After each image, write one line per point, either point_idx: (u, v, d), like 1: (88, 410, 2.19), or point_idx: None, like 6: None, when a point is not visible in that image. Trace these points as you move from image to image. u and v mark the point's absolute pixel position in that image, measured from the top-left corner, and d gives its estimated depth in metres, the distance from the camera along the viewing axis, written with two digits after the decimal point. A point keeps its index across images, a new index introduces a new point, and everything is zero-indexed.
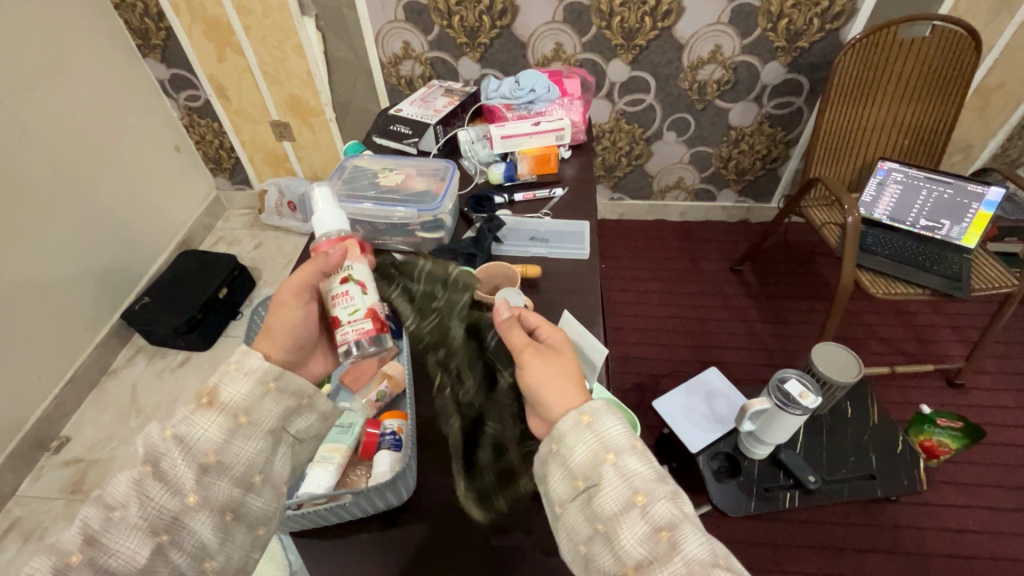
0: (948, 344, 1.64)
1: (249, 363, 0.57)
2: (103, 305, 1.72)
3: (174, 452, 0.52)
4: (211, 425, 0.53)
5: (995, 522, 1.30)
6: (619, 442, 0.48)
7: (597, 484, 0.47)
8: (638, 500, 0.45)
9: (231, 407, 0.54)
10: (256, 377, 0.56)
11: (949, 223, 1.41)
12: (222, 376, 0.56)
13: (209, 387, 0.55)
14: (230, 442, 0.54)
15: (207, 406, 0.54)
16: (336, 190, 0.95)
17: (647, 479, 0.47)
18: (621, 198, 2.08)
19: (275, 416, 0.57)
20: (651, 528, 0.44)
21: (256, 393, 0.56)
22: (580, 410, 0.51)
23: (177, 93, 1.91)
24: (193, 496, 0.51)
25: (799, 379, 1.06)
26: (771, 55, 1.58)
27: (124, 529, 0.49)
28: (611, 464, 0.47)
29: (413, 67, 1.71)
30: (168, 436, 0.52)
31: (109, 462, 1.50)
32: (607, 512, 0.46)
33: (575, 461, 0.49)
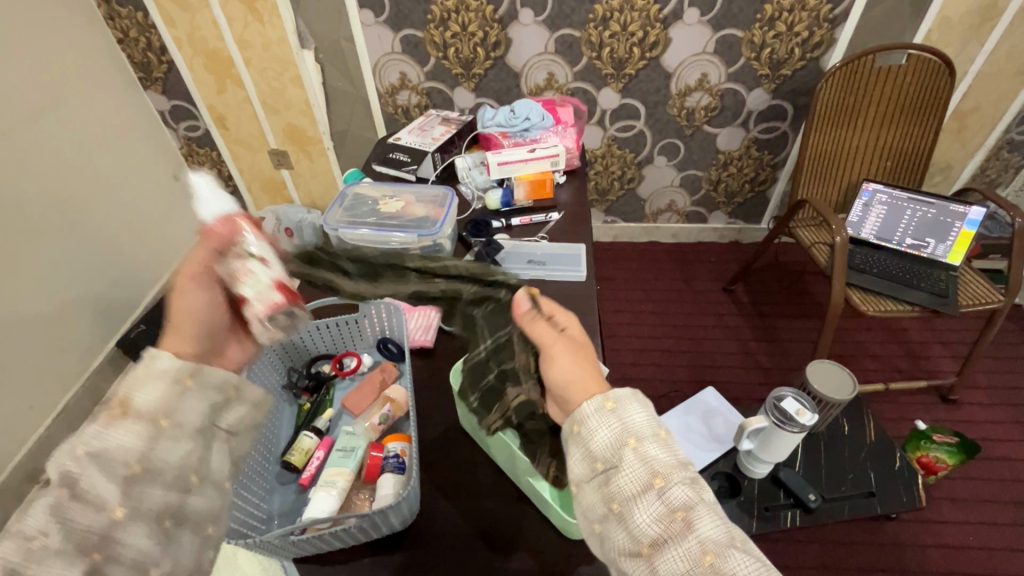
0: (939, 360, 1.67)
1: (160, 363, 0.52)
2: (98, 333, 1.72)
3: (90, 469, 0.45)
4: (130, 433, 0.47)
5: (995, 538, 1.30)
6: (640, 428, 0.46)
7: (617, 465, 0.45)
8: (657, 483, 0.44)
9: (146, 412, 0.49)
10: (169, 378, 0.51)
11: (934, 241, 1.45)
12: (132, 385, 0.50)
13: (118, 398, 0.49)
14: (155, 445, 0.48)
15: (121, 416, 0.48)
16: (337, 217, 0.97)
17: (667, 464, 0.45)
18: (614, 220, 2.12)
19: (198, 413, 0.52)
20: (666, 509, 0.43)
21: (173, 393, 0.51)
22: (604, 394, 0.49)
23: (177, 124, 1.95)
24: (121, 508, 0.45)
25: (795, 396, 1.07)
26: (756, 82, 1.64)
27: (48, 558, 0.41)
28: (632, 448, 0.45)
29: (409, 96, 1.75)
30: (83, 454, 0.45)
31: None
32: (624, 492, 0.44)
33: (595, 444, 0.47)
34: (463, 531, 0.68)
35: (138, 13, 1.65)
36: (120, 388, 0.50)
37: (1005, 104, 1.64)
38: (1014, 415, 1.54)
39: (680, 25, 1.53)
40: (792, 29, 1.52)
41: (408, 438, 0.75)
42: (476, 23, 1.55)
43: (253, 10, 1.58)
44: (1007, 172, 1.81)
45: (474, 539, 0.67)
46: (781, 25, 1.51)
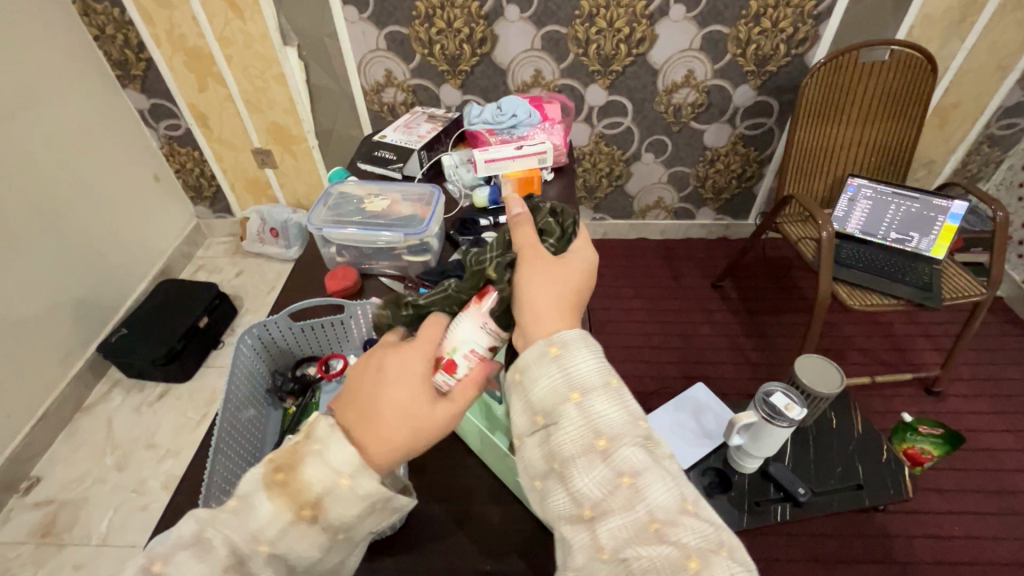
0: (924, 352, 1.69)
1: (364, 486, 0.48)
2: (78, 338, 1.68)
3: (264, 569, 0.47)
4: (312, 542, 0.48)
5: (980, 528, 1.32)
6: (586, 381, 0.48)
7: (558, 421, 0.47)
8: (600, 445, 0.46)
9: (332, 526, 0.49)
10: (369, 504, 0.49)
11: (918, 236, 1.47)
12: (331, 491, 0.48)
13: (312, 500, 0.48)
14: (322, 558, 0.50)
15: (308, 519, 0.48)
16: (322, 216, 0.95)
17: (614, 424, 0.46)
18: (603, 217, 2.12)
19: (367, 528, 0.52)
20: (613, 471, 0.45)
21: (363, 513, 0.49)
22: (548, 340, 0.50)
23: (157, 123, 1.91)
24: None
25: (785, 392, 1.08)
26: (742, 78, 1.65)
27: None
28: (575, 403, 0.47)
29: (395, 94, 1.73)
30: (264, 553, 0.47)
31: (83, 502, 1.44)
32: (566, 450, 0.47)
33: (536, 395, 0.49)
34: (454, 533, 0.67)
35: (114, 9, 1.61)
36: (321, 487, 0.48)
37: (986, 99, 1.66)
38: (997, 406, 1.56)
39: (666, 22, 1.53)
40: (777, 25, 1.52)
41: None
42: (462, 20, 1.54)
43: (234, 5, 1.55)
44: (988, 166, 1.84)
45: (464, 542, 0.66)
46: (766, 21, 1.51)
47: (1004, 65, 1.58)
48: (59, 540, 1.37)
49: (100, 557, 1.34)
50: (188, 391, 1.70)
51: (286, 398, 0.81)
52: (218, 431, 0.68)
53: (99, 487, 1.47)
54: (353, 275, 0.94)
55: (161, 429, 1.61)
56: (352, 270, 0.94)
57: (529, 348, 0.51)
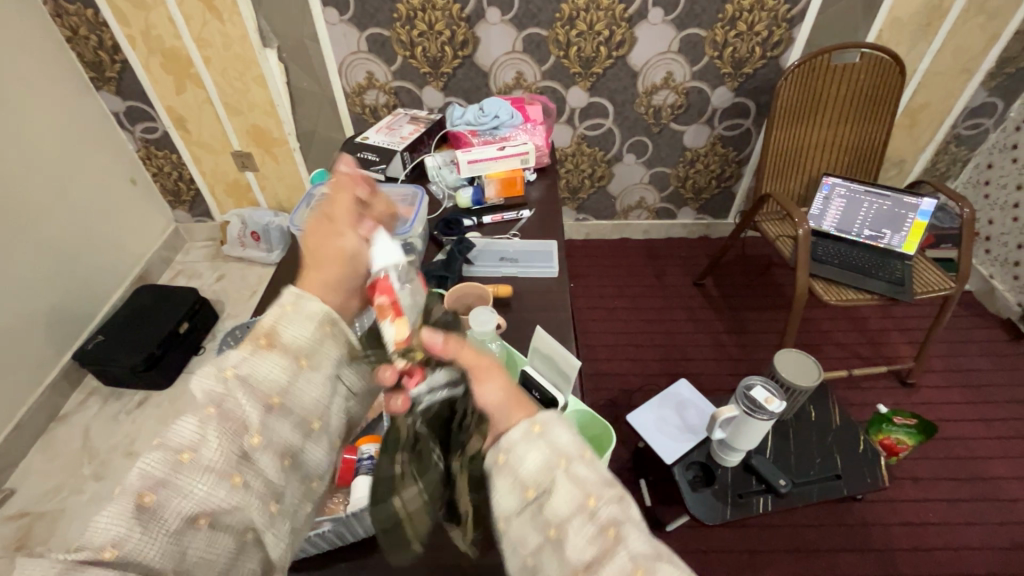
0: (898, 345, 1.74)
1: (308, 307, 0.54)
2: (53, 346, 1.64)
3: (238, 392, 0.48)
4: (274, 366, 0.50)
5: (952, 514, 1.36)
6: (570, 447, 0.42)
7: (547, 491, 0.40)
8: (589, 505, 0.39)
9: (293, 350, 0.52)
10: (316, 322, 0.54)
11: (890, 232, 1.51)
12: (280, 318, 0.52)
13: (265, 328, 0.52)
14: (294, 383, 0.51)
15: (267, 346, 0.51)
16: (303, 218, 0.94)
17: (599, 480, 0.40)
18: (586, 218, 2.14)
19: (333, 360, 0.54)
20: (597, 528, 0.38)
21: (318, 335, 0.53)
22: (530, 418, 0.43)
23: (134, 126, 1.88)
24: (257, 436, 0.47)
25: (764, 385, 1.10)
26: (719, 80, 1.68)
27: (193, 470, 0.44)
28: (562, 469, 0.41)
29: (377, 96, 1.73)
30: (231, 376, 0.48)
31: (60, 513, 1.41)
32: (557, 520, 0.39)
33: (524, 471, 0.41)
34: None
35: (87, 10, 1.58)
36: (271, 319, 0.52)
37: (952, 100, 1.72)
38: (968, 396, 1.61)
39: (645, 25, 1.55)
40: (753, 28, 1.56)
41: (382, 439, 0.71)
42: (443, 22, 1.54)
43: (211, 7, 1.54)
44: (956, 165, 1.91)
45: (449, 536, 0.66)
46: (742, 25, 1.55)
47: (968, 68, 1.64)
48: (34, 553, 1.34)
49: None
50: (168, 398, 1.68)
51: None
52: None
53: (76, 497, 1.44)
54: None
55: (141, 437, 1.58)
56: None
57: (510, 427, 0.43)
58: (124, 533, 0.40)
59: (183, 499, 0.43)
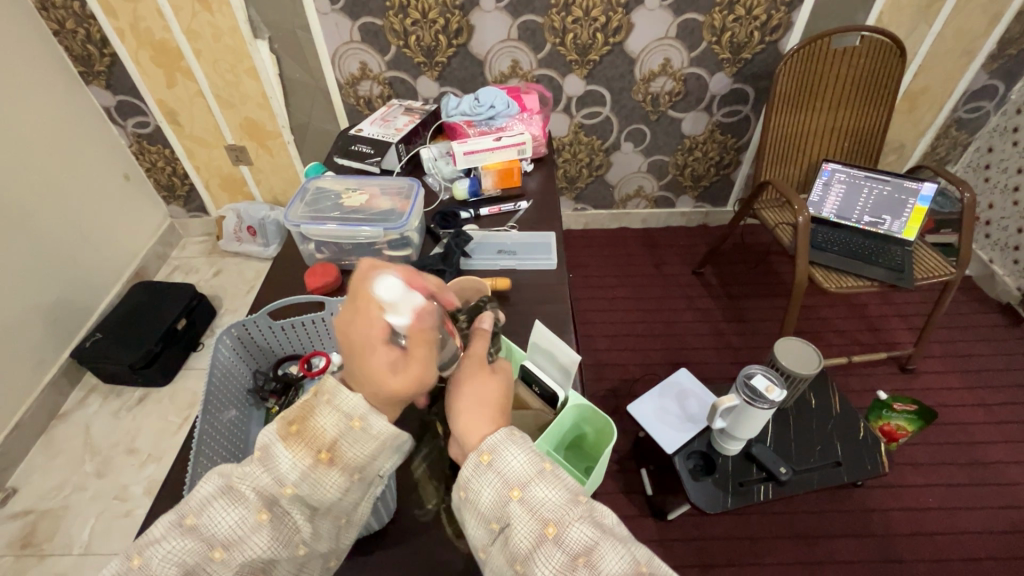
0: (898, 331, 1.74)
1: (376, 426, 0.49)
2: (51, 345, 1.63)
3: (289, 506, 0.47)
4: (330, 485, 0.48)
5: (951, 498, 1.37)
6: (521, 475, 0.47)
7: (509, 522, 0.46)
8: (550, 532, 0.44)
9: (351, 467, 0.49)
10: (380, 443, 0.49)
11: (890, 218, 1.50)
12: (344, 434, 0.48)
13: (330, 443, 0.48)
14: (343, 496, 0.49)
15: (326, 463, 0.48)
16: (299, 212, 0.89)
17: (557, 506, 0.46)
18: (584, 208, 2.13)
19: (386, 468, 0.52)
20: (567, 555, 0.43)
21: (376, 452, 0.50)
22: (478, 450, 0.49)
23: (125, 120, 1.85)
24: (298, 544, 0.48)
25: (765, 373, 1.10)
26: (718, 66, 1.66)
27: (225, 569, 0.45)
28: (517, 499, 0.46)
29: (371, 87, 1.71)
30: (287, 494, 0.47)
31: (63, 511, 1.41)
32: (522, 550, 0.44)
33: (485, 504, 0.47)
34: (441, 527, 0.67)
35: (74, 2, 1.55)
36: (334, 431, 0.48)
37: (952, 83, 1.70)
38: (967, 381, 1.62)
39: (643, 10, 1.52)
40: (751, 13, 1.53)
41: None
42: (437, 11, 1.52)
43: None
44: (955, 149, 1.90)
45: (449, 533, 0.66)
46: (740, 9, 1.52)
47: (969, 50, 1.62)
48: (39, 550, 1.34)
49: (82, 566, 1.31)
50: (168, 394, 1.68)
51: (267, 397, 0.73)
52: (198, 439, 0.61)
53: (79, 495, 1.44)
54: (333, 271, 0.89)
55: (142, 434, 1.58)
56: (332, 267, 0.89)
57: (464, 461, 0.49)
58: None
59: None
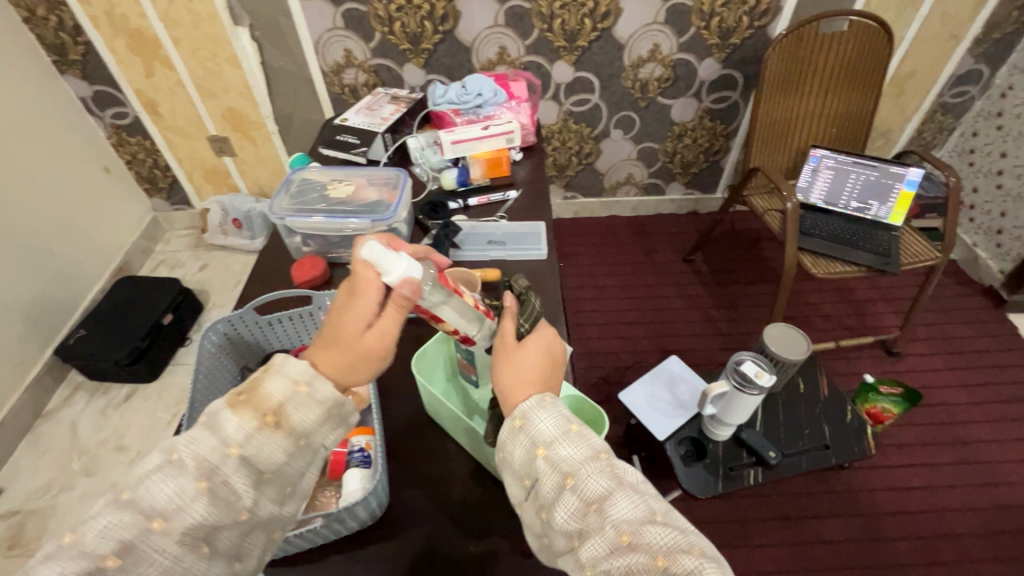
0: (884, 315, 1.76)
1: (321, 392, 0.52)
2: (33, 343, 1.60)
3: (231, 471, 0.48)
4: (273, 449, 0.50)
5: (935, 477, 1.40)
6: (549, 435, 0.51)
7: (537, 476, 0.51)
8: (569, 483, 0.49)
9: (294, 431, 0.51)
10: (325, 408, 0.52)
11: (877, 204, 1.51)
12: (290, 398, 0.51)
13: (274, 406, 0.50)
14: (288, 462, 0.51)
15: (272, 426, 0.50)
16: (284, 204, 0.88)
17: (577, 462, 0.49)
18: (574, 196, 2.12)
19: (327, 436, 0.53)
20: (584, 503, 0.48)
21: (321, 419, 0.53)
22: (511, 415, 0.53)
23: (103, 111, 1.80)
24: (245, 512, 0.49)
25: (754, 359, 1.10)
26: (707, 51, 1.65)
27: (165, 538, 0.46)
28: (543, 456, 0.51)
29: (356, 75, 1.67)
30: (233, 456, 0.48)
31: (52, 510, 1.40)
32: (547, 500, 0.49)
33: (517, 461, 0.52)
34: (433, 519, 0.67)
35: None
36: (280, 396, 0.51)
37: (939, 68, 1.71)
38: (950, 363, 1.65)
39: None
40: None
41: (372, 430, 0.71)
42: None
43: None
44: (941, 133, 1.91)
45: (442, 524, 0.66)
46: None
47: (955, 34, 1.63)
48: (28, 550, 1.33)
49: None
50: (156, 391, 1.66)
51: None
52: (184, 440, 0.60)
53: (68, 493, 1.43)
54: (321, 264, 0.88)
55: (130, 431, 1.56)
56: (319, 259, 0.88)
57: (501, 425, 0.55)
58: None
59: (150, 563, 0.45)
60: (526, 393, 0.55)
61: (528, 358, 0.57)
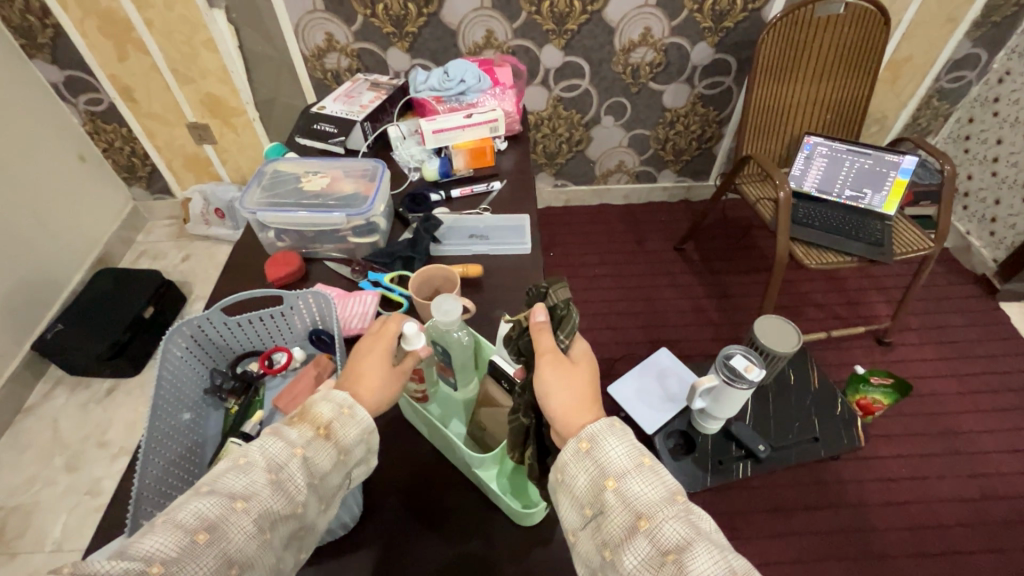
0: (876, 305, 1.75)
1: (361, 413, 0.56)
2: (10, 337, 1.56)
3: (295, 468, 0.51)
4: (325, 457, 0.53)
5: (924, 467, 1.40)
6: (619, 466, 0.48)
7: (603, 509, 0.47)
8: (641, 525, 0.45)
9: (342, 445, 0.54)
10: (364, 430, 0.55)
11: (871, 192, 1.49)
12: (339, 416, 0.54)
13: (325, 420, 0.54)
14: (332, 474, 0.54)
15: (324, 438, 0.53)
16: (255, 198, 0.84)
17: (653, 501, 0.46)
18: (564, 184, 2.08)
19: (362, 453, 0.56)
20: (657, 550, 0.44)
21: (361, 437, 0.55)
22: (577, 436, 0.51)
23: (76, 97, 1.74)
24: (301, 507, 0.51)
25: (744, 354, 1.08)
26: (699, 35, 1.61)
27: (245, 519, 0.47)
28: (612, 489, 0.47)
29: (338, 59, 1.62)
30: (298, 455, 0.51)
31: (33, 508, 1.37)
32: (614, 537, 0.46)
33: (581, 488, 0.49)
34: (410, 527, 0.64)
35: None
36: (330, 415, 0.55)
37: (936, 52, 1.67)
38: (942, 352, 1.64)
39: None
40: None
41: None
42: None
43: None
44: (937, 120, 1.88)
45: (419, 533, 0.63)
46: None
47: (953, 18, 1.59)
48: (9, 548, 1.30)
49: (57, 562, 1.28)
50: (139, 385, 1.62)
51: (226, 397, 0.69)
52: (148, 448, 0.57)
53: (49, 490, 1.40)
54: (296, 260, 0.84)
55: (113, 426, 1.53)
56: (294, 255, 0.85)
57: (562, 446, 0.52)
58: (171, 557, 0.43)
59: (229, 544, 0.46)
60: (590, 416, 0.53)
61: (582, 377, 0.56)
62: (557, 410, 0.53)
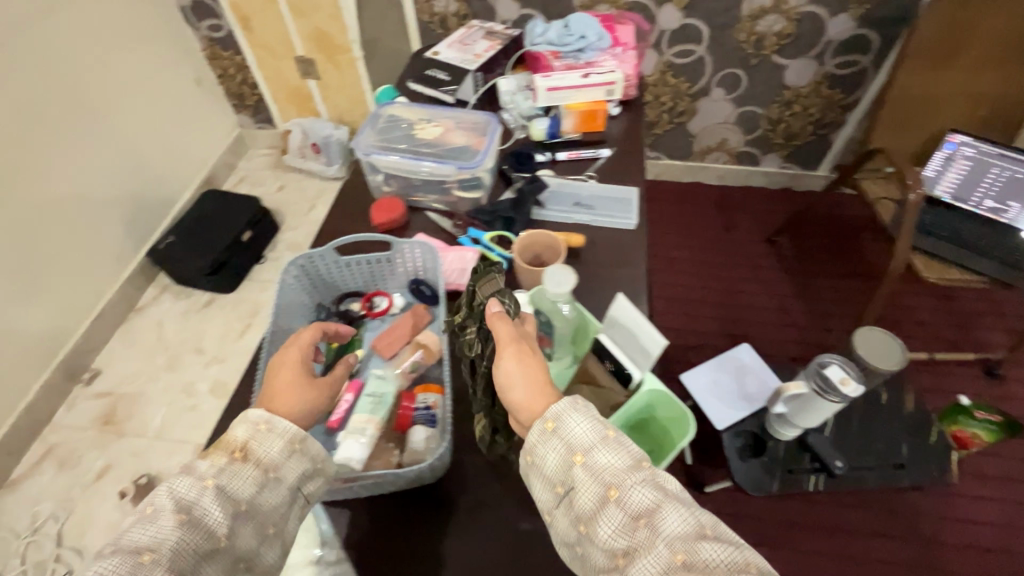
0: (992, 332, 1.57)
1: (281, 425, 0.54)
2: (129, 242, 1.73)
3: (208, 498, 0.49)
4: (246, 482, 0.51)
5: (1018, 516, 1.28)
6: (585, 441, 0.48)
7: (574, 484, 0.47)
8: (612, 495, 0.46)
9: (263, 463, 0.52)
10: (287, 439, 0.53)
11: (1017, 206, 1.29)
12: (254, 435, 0.52)
13: (240, 441, 0.52)
14: (259, 498, 0.51)
15: (241, 460, 0.51)
16: (370, 139, 0.86)
17: (620, 470, 0.47)
18: (658, 156, 1.98)
19: (298, 472, 0.54)
20: (629, 517, 0.45)
21: (287, 451, 0.53)
22: (542, 417, 0.50)
23: (200, 22, 1.83)
24: (224, 539, 0.48)
25: (842, 365, 1.01)
26: (842, 5, 1.44)
27: (155, 570, 0.45)
28: (581, 464, 0.47)
29: (448, 3, 1.59)
30: (209, 487, 0.49)
31: (139, 397, 1.54)
32: (586, 512, 0.46)
33: (550, 468, 0.49)
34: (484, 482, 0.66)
35: None
36: (244, 435, 0.52)
37: None
38: None
39: None
40: None
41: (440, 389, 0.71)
42: None
43: None
44: None
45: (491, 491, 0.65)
46: None
47: None
48: (118, 429, 1.48)
49: (155, 448, 1.45)
50: (232, 302, 1.75)
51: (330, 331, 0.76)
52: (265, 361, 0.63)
53: (152, 384, 1.57)
54: (400, 207, 0.85)
55: (207, 336, 1.67)
56: (399, 202, 0.86)
57: (530, 427, 0.52)
58: None
59: None
60: (553, 399, 0.52)
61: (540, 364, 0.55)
62: (520, 399, 0.53)
